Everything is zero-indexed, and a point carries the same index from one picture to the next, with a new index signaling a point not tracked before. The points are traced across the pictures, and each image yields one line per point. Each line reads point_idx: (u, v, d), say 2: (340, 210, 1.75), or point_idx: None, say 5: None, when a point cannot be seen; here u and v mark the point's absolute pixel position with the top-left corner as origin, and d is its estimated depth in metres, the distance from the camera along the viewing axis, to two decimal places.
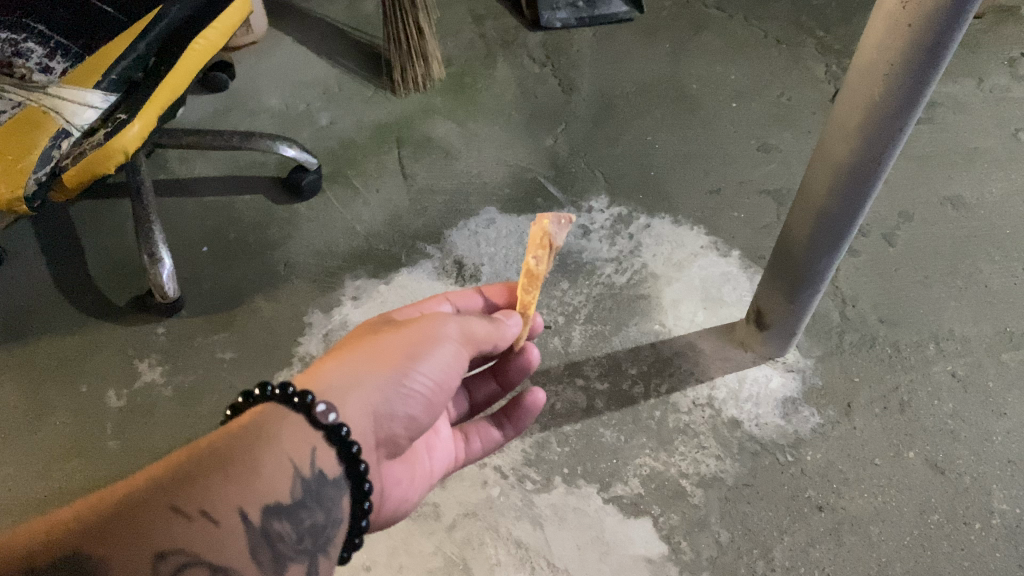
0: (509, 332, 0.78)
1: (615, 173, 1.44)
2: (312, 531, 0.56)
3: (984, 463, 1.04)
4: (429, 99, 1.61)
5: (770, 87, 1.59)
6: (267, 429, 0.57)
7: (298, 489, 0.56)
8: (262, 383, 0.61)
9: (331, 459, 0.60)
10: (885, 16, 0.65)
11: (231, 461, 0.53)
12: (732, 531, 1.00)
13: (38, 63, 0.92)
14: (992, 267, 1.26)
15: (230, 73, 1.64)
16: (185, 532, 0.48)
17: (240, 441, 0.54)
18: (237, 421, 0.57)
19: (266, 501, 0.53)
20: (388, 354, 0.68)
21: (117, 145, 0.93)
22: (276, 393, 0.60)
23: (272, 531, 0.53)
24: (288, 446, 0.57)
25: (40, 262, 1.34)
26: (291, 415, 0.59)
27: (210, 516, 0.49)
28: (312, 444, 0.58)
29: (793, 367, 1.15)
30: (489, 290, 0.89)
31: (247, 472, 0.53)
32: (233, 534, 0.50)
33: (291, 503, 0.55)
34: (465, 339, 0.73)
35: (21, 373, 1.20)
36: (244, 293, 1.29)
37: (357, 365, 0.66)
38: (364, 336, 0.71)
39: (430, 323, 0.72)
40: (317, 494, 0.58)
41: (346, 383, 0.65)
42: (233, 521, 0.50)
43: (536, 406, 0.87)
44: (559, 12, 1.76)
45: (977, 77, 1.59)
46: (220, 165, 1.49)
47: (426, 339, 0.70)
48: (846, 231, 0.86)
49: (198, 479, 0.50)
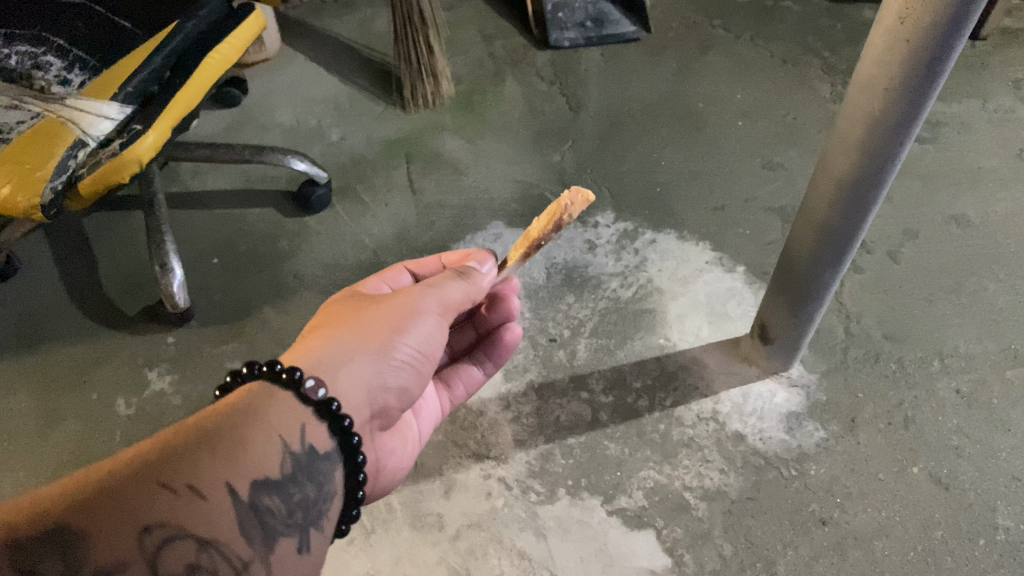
0: (487, 286, 0.80)
1: (622, 190, 1.46)
2: (302, 505, 0.57)
3: (989, 480, 1.04)
4: (438, 116, 1.64)
5: (776, 107, 1.61)
6: (254, 410, 0.58)
7: (288, 464, 0.58)
8: (250, 362, 0.63)
9: (323, 435, 0.62)
10: (884, 31, 0.66)
11: (218, 439, 0.54)
12: (736, 544, 1.00)
13: (56, 76, 0.98)
14: (996, 285, 1.27)
15: (242, 89, 1.67)
16: (172, 505, 0.48)
17: (228, 421, 0.56)
18: (225, 403, 0.59)
19: (254, 476, 0.54)
20: (375, 330, 0.70)
21: (131, 154, 0.92)
22: (264, 370, 0.62)
23: (262, 505, 0.54)
24: (277, 424, 0.58)
25: (53, 272, 1.36)
26: (279, 393, 0.61)
27: (197, 490, 0.50)
28: (302, 420, 0.60)
29: (797, 382, 1.15)
30: (447, 257, 0.91)
31: (235, 449, 0.54)
32: (222, 509, 0.50)
33: (280, 478, 0.56)
34: (444, 310, 0.75)
35: (33, 381, 1.21)
36: (254, 305, 1.30)
37: (344, 342, 0.68)
38: (346, 314, 0.73)
39: (409, 296, 0.74)
40: (307, 469, 0.59)
41: (337, 360, 0.66)
42: (222, 495, 0.51)
43: (514, 347, 0.91)
44: (567, 32, 1.79)
45: (982, 97, 1.60)
46: (232, 179, 1.51)
47: (409, 312, 0.72)
48: (849, 244, 0.87)
49: (184, 456, 0.51)
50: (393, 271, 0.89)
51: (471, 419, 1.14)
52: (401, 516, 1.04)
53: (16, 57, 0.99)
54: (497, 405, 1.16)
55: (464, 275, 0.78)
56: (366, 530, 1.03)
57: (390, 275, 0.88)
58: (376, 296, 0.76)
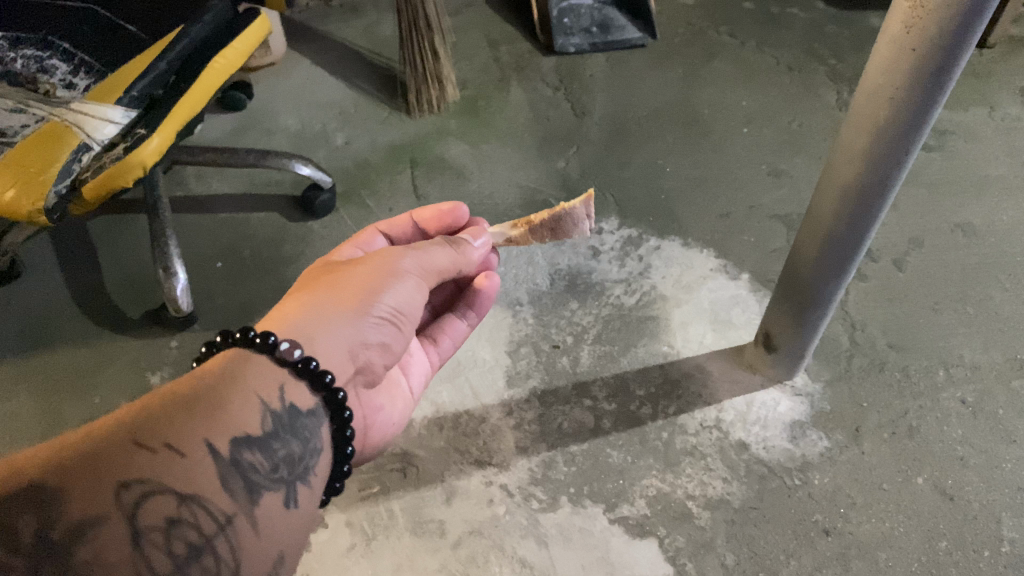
0: (471, 257, 0.81)
1: (626, 197, 1.45)
2: (287, 460, 0.57)
3: (994, 490, 1.03)
4: (442, 122, 1.64)
5: (781, 113, 1.60)
6: (232, 372, 0.58)
7: (269, 422, 0.57)
8: (222, 333, 0.62)
9: (303, 392, 0.62)
10: (891, 39, 0.66)
11: (195, 402, 0.53)
12: (739, 554, 0.99)
13: (62, 79, 1.00)
14: (1003, 294, 1.26)
15: (248, 93, 1.67)
16: (149, 461, 0.47)
17: (205, 385, 0.56)
18: (203, 369, 0.58)
19: (234, 433, 0.53)
20: (351, 290, 0.70)
21: (136, 158, 0.91)
22: (238, 338, 0.61)
23: (245, 461, 0.53)
24: (254, 384, 0.58)
25: (57, 275, 1.37)
26: (255, 356, 0.60)
27: (174, 448, 0.49)
28: (279, 380, 0.60)
29: (801, 391, 1.15)
30: (419, 213, 0.91)
31: (213, 409, 0.54)
32: (201, 465, 0.50)
33: (262, 435, 0.56)
34: (425, 270, 0.76)
35: (36, 384, 1.21)
36: (256, 309, 1.30)
37: (320, 303, 0.68)
38: (321, 279, 0.73)
39: (389, 257, 0.74)
40: (290, 426, 0.59)
41: (315, 320, 0.66)
42: (201, 452, 0.50)
43: (496, 296, 0.92)
44: (573, 38, 1.79)
45: (989, 106, 1.60)
46: (237, 183, 1.52)
47: (389, 271, 0.73)
48: (855, 253, 0.86)
49: (160, 417, 0.50)
50: (366, 236, 0.89)
51: (473, 425, 1.14)
52: (402, 522, 1.04)
53: (22, 60, 1.00)
54: (499, 411, 1.15)
55: (451, 245, 0.80)
56: (368, 536, 1.03)
57: (362, 240, 0.88)
58: (351, 262, 0.76)
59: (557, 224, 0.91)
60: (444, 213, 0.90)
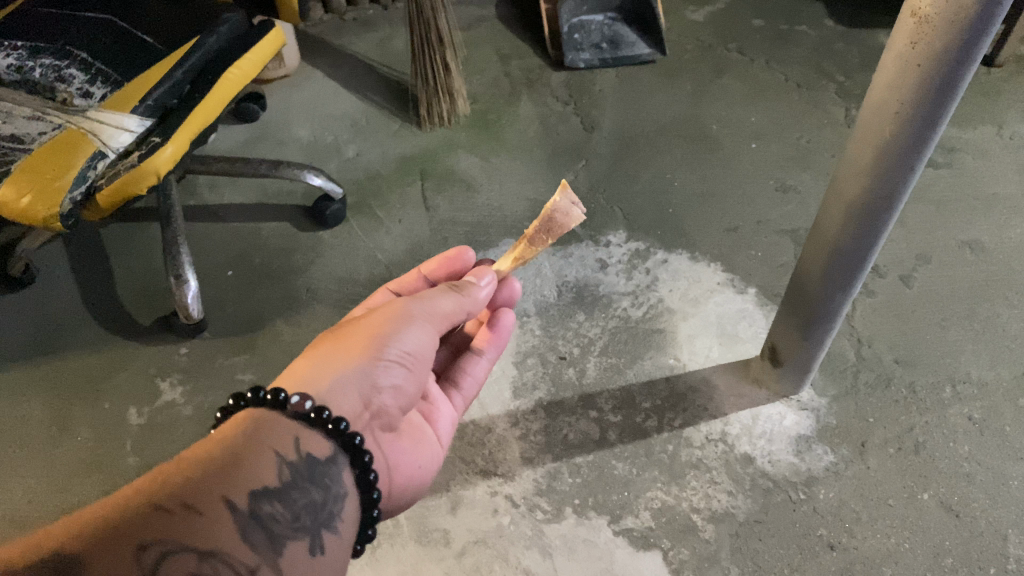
0: (482, 299, 0.82)
1: (635, 211, 1.46)
2: (309, 508, 0.58)
3: (1001, 507, 1.03)
4: (453, 134, 1.65)
5: (790, 129, 1.61)
6: (252, 432, 0.59)
7: (286, 473, 0.58)
8: (234, 395, 0.64)
9: (321, 441, 0.62)
10: (896, 55, 0.67)
11: (212, 463, 0.55)
12: (742, 567, 0.99)
13: (79, 88, 0.98)
14: (1011, 311, 1.26)
15: (261, 104, 1.69)
16: (166, 522, 0.49)
17: (222, 445, 0.57)
18: (219, 433, 0.59)
19: (251, 486, 0.55)
20: (359, 340, 0.71)
21: (151, 165, 0.94)
22: (249, 398, 0.63)
23: (264, 513, 0.54)
24: (268, 440, 0.59)
25: (69, 282, 1.38)
26: (267, 414, 0.62)
27: (192, 507, 0.51)
28: (294, 434, 0.61)
29: (806, 406, 1.15)
30: (426, 266, 0.92)
31: (229, 467, 0.55)
32: (220, 521, 0.51)
33: (279, 486, 0.57)
34: (431, 315, 0.76)
35: (48, 389, 1.22)
36: (265, 318, 1.31)
37: (332, 357, 0.70)
38: (331, 334, 0.74)
39: (395, 307, 0.76)
40: (309, 475, 0.59)
41: (322, 373, 0.68)
42: (218, 508, 0.52)
43: (513, 329, 0.91)
44: (582, 54, 1.81)
45: (998, 124, 1.60)
46: (249, 193, 1.53)
47: (396, 319, 0.74)
48: (859, 269, 0.87)
49: (177, 481, 0.53)
50: (377, 294, 0.90)
51: (479, 435, 1.14)
52: (407, 530, 1.04)
53: (40, 69, 0.99)
54: (505, 422, 1.16)
55: (455, 288, 0.80)
56: (372, 544, 1.03)
57: (374, 299, 0.90)
58: (362, 315, 0.77)
59: (549, 226, 0.83)
60: (451, 256, 0.90)
